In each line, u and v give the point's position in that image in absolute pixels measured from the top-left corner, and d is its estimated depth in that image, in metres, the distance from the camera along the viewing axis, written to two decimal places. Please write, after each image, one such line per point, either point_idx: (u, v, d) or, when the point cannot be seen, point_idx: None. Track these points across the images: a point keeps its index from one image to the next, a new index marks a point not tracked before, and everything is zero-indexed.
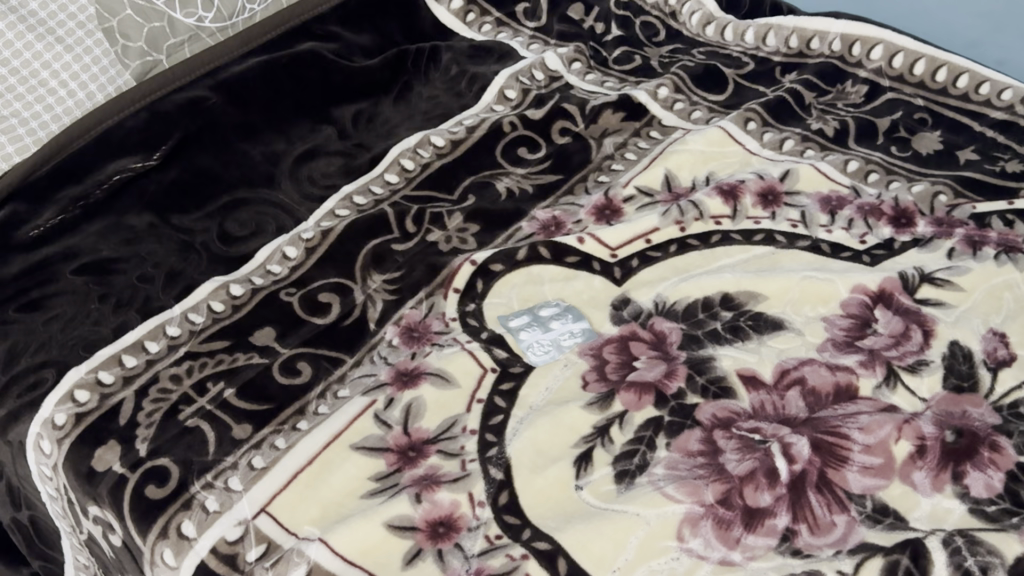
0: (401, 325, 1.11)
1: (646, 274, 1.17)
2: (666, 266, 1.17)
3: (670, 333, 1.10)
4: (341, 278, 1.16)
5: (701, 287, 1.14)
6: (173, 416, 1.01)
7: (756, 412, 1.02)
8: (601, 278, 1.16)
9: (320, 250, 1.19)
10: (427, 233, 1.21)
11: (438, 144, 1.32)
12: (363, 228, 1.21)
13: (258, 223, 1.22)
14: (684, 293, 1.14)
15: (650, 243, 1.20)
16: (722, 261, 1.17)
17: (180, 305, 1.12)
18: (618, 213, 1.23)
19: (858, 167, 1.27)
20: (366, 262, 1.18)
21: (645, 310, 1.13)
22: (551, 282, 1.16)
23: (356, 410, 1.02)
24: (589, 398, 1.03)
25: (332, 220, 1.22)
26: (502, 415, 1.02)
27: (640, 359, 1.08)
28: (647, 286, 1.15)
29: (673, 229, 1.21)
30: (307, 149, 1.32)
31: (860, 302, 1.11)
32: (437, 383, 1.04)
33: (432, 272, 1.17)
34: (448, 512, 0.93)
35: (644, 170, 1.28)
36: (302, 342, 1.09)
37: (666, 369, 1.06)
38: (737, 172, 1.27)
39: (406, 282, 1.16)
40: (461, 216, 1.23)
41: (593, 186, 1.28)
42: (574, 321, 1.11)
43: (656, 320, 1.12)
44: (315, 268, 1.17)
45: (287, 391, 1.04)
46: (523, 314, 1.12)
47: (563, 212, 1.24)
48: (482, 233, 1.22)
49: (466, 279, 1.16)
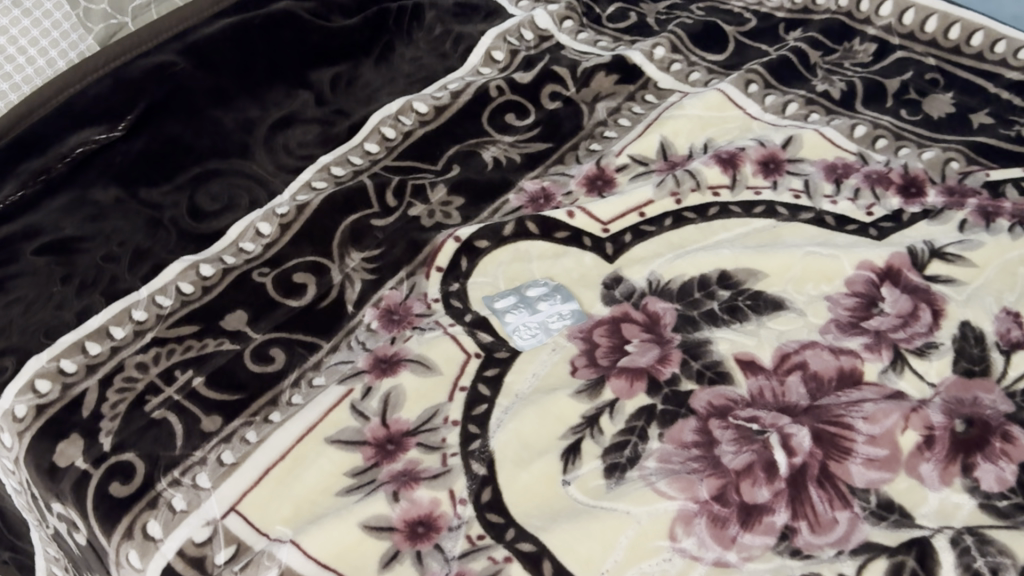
0: (380, 307, 1.05)
1: (639, 250, 1.11)
2: (660, 242, 1.11)
3: (664, 314, 1.05)
4: (318, 257, 1.10)
5: (697, 264, 1.08)
6: (138, 407, 0.96)
7: (755, 399, 0.96)
8: (592, 254, 1.10)
9: (296, 226, 1.13)
10: (408, 207, 1.15)
11: (420, 110, 1.25)
12: (341, 202, 1.14)
13: (231, 197, 1.16)
14: (679, 271, 1.08)
15: (644, 216, 1.13)
16: (720, 235, 1.11)
17: (148, 286, 1.06)
18: (610, 184, 1.17)
19: (865, 132, 1.20)
20: (344, 239, 1.11)
21: (638, 289, 1.07)
22: (540, 259, 1.10)
23: (332, 400, 0.97)
24: (578, 386, 0.98)
25: (309, 194, 1.16)
26: (485, 404, 0.97)
27: (632, 342, 1.02)
28: (640, 264, 1.09)
29: (669, 201, 1.14)
30: (284, 115, 1.24)
31: (866, 280, 1.05)
32: (418, 370, 0.99)
33: (413, 249, 1.10)
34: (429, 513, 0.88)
35: (639, 138, 1.21)
36: (275, 326, 1.03)
37: (659, 352, 1.01)
38: (737, 139, 1.20)
39: (386, 261, 1.10)
40: (445, 189, 1.17)
41: (585, 155, 1.21)
42: (563, 302, 1.06)
43: (649, 300, 1.06)
44: (290, 246, 1.11)
45: (259, 379, 0.99)
46: (510, 293, 1.06)
47: (552, 184, 1.18)
48: (467, 207, 1.15)
49: (450, 257, 1.10)
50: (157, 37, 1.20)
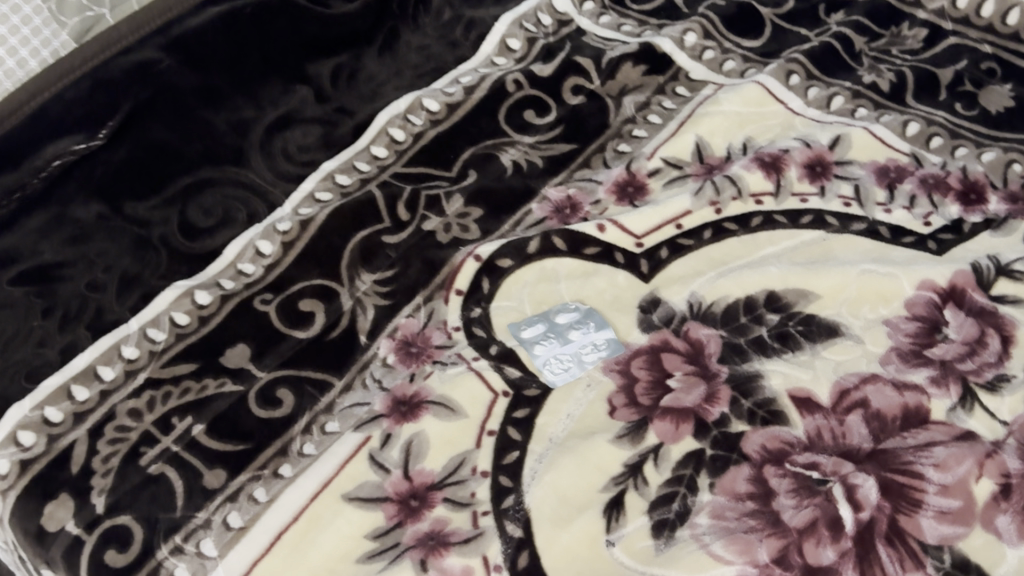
0: (397, 338, 0.96)
1: (677, 268, 1.01)
2: (700, 258, 1.02)
3: (708, 342, 0.95)
4: (326, 281, 1.00)
5: (743, 284, 0.99)
6: (133, 462, 0.87)
7: (813, 442, 0.88)
8: (626, 273, 1.01)
9: (300, 244, 1.03)
10: (423, 221, 1.05)
11: (431, 108, 1.14)
12: (348, 216, 1.04)
13: (226, 210, 1.06)
14: (722, 291, 0.99)
15: (681, 229, 1.04)
16: (766, 250, 1.02)
17: (138, 318, 0.97)
18: (643, 191, 1.07)
19: (918, 130, 1.11)
20: (354, 258, 1.02)
21: (678, 313, 0.98)
22: (569, 279, 1.00)
23: (348, 450, 0.87)
24: (619, 430, 0.89)
25: (312, 207, 1.06)
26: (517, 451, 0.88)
27: (674, 375, 0.93)
28: (679, 284, 1.00)
29: (708, 211, 1.05)
30: (282, 114, 1.11)
31: (927, 302, 0.96)
32: (441, 413, 0.90)
33: (430, 270, 1.01)
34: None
35: (672, 138, 1.11)
36: (281, 363, 0.94)
37: (705, 389, 0.92)
38: (779, 139, 1.10)
39: (400, 284, 1.00)
40: (462, 199, 1.07)
41: (613, 157, 1.10)
42: (596, 330, 0.96)
43: (691, 325, 0.97)
44: (294, 268, 1.01)
45: (267, 426, 0.89)
46: (537, 320, 0.97)
47: (578, 191, 1.08)
48: (486, 219, 1.05)
49: (470, 278, 1.00)
50: (148, 22, 1.00)
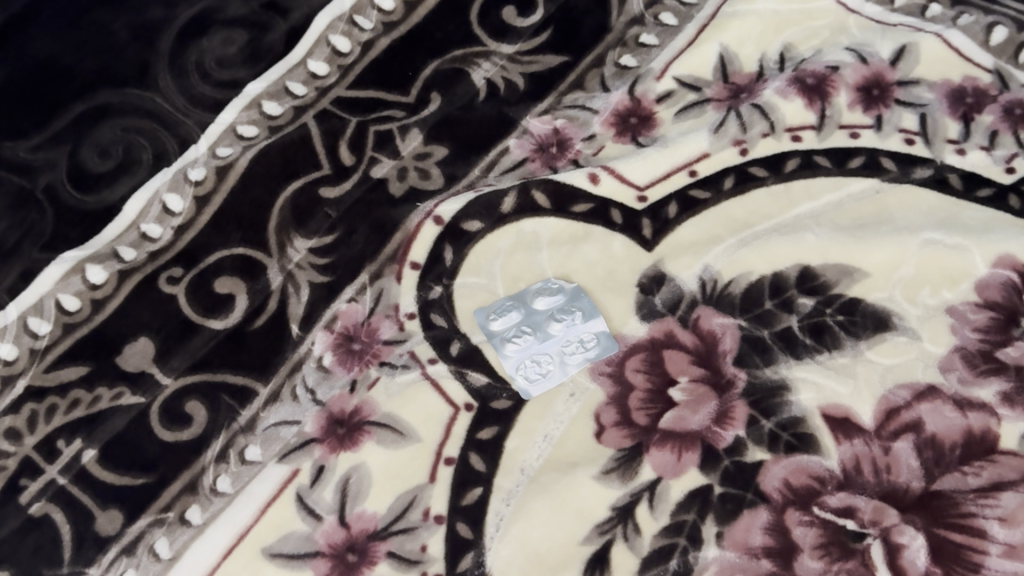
0: (336, 330, 0.77)
1: (689, 231, 0.80)
2: (717, 217, 0.81)
3: (723, 336, 0.76)
4: (249, 251, 0.80)
5: (771, 257, 0.78)
6: (12, 500, 0.71)
7: (849, 479, 0.70)
8: (623, 238, 0.80)
9: (217, 200, 0.82)
10: (371, 165, 0.83)
11: (385, 6, 0.89)
12: (277, 161, 0.83)
13: (127, 148, 0.83)
14: (744, 265, 0.78)
15: (695, 176, 0.82)
16: (802, 207, 0.81)
17: (16, 303, 0.78)
18: (649, 123, 0.85)
19: (1007, 37, 0.86)
20: (285, 217, 0.81)
21: (687, 295, 0.78)
22: (553, 246, 0.80)
23: (270, 489, 0.71)
24: (607, 461, 0.71)
25: (233, 145, 0.84)
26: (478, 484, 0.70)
27: (677, 383, 0.75)
28: (691, 253, 0.79)
29: (732, 152, 0.83)
30: (197, 14, 0.87)
31: (1004, 285, 0.76)
32: (388, 438, 0.72)
33: (380, 234, 0.81)
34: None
35: (689, 48, 0.88)
36: (193, 366, 0.76)
37: (715, 403, 0.73)
38: (828, 49, 0.87)
39: (342, 254, 0.80)
40: (421, 134, 0.85)
41: (613, 74, 0.87)
42: (584, 321, 0.77)
43: (702, 312, 0.77)
44: (210, 231, 0.81)
45: (174, 452, 0.73)
46: (509, 307, 0.77)
47: (568, 122, 0.86)
48: (452, 160, 0.84)
49: (429, 246, 0.80)
50: None
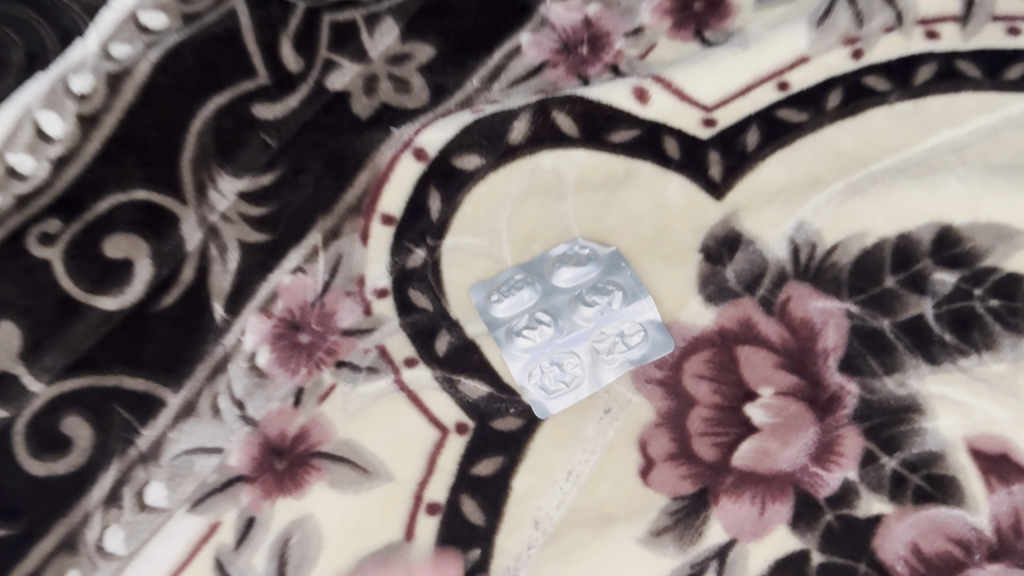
0: (276, 314, 0.55)
1: (776, 170, 0.56)
2: (817, 150, 0.57)
3: (824, 328, 0.53)
4: (154, 197, 0.54)
5: (895, 210, 0.55)
6: None
7: (1007, 545, 0.47)
8: (681, 180, 0.57)
9: (109, 123, 0.52)
10: (326, 73, 0.57)
11: None
12: (194, 70, 0.53)
13: None
14: (857, 223, 0.55)
15: (787, 91, 0.58)
16: (939, 138, 0.56)
17: None
18: (723, 9, 0.59)
19: None
20: (207, 146, 0.55)
21: (772, 265, 0.55)
22: (582, 192, 0.58)
23: (179, 552, 0.50)
24: (657, 515, 0.49)
25: (133, 43, 0.52)
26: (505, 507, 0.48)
27: (759, 398, 0.52)
28: (780, 202, 0.56)
29: (840, 55, 0.58)
30: None
31: None
32: (343, 473, 0.51)
33: (338, 174, 0.58)
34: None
35: None
36: (75, 365, 0.52)
37: (814, 431, 0.51)
38: None
39: (287, 201, 0.57)
40: (398, 26, 0.57)
41: None
42: (624, 305, 0.55)
43: (795, 293, 0.54)
44: (103, 166, 0.52)
45: (46, 492, 0.50)
46: (519, 284, 0.55)
47: (605, 8, 0.59)
48: (442, 67, 0.59)
49: (409, 190, 0.58)
50: None
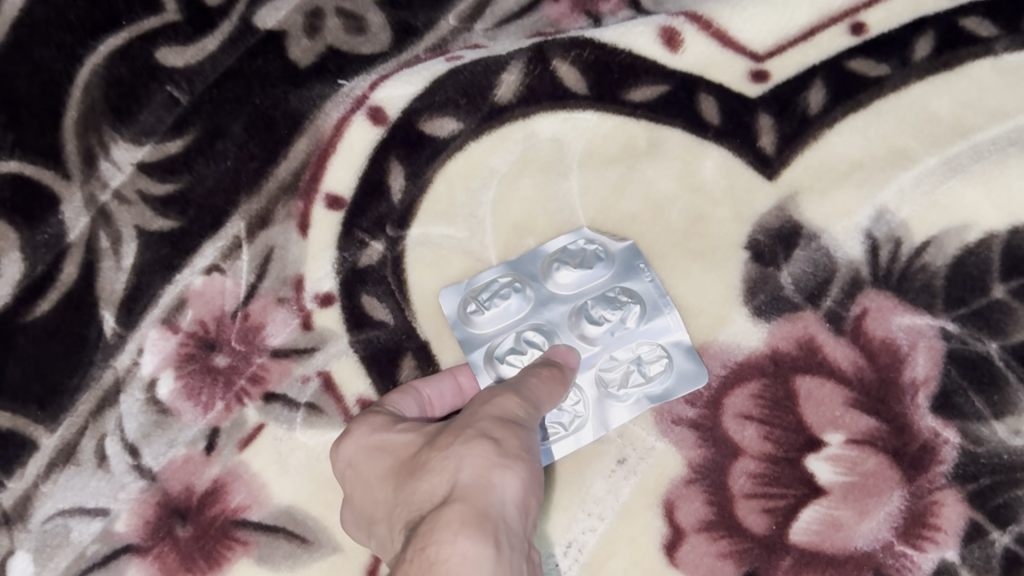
0: (184, 328, 0.42)
1: (845, 143, 0.43)
2: (900, 115, 0.43)
3: (912, 352, 0.40)
4: (26, 170, 0.40)
5: (1005, 197, 0.41)
6: None
7: None
8: (720, 153, 0.44)
9: None
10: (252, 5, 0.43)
11: None
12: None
13: None
14: (953, 214, 0.41)
15: (866, 36, 0.44)
16: None
17: None
18: None
19: None
20: (96, 103, 0.41)
21: (842, 268, 0.42)
22: (589, 167, 0.44)
23: None
24: None
25: None
26: (555, 371, 0.36)
27: (824, 447, 0.39)
28: (850, 184, 0.42)
29: None
30: None
31: None
32: (441, 394, 0.39)
33: (270, 142, 0.44)
34: (543, 391, 0.34)
35: None
36: None
37: (900, 495, 0.38)
38: None
39: (200, 178, 0.43)
40: None
41: None
42: (642, 324, 0.41)
43: (874, 307, 0.41)
44: None
45: None
46: (504, 290, 0.42)
47: None
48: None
49: (361, 163, 0.44)
50: None
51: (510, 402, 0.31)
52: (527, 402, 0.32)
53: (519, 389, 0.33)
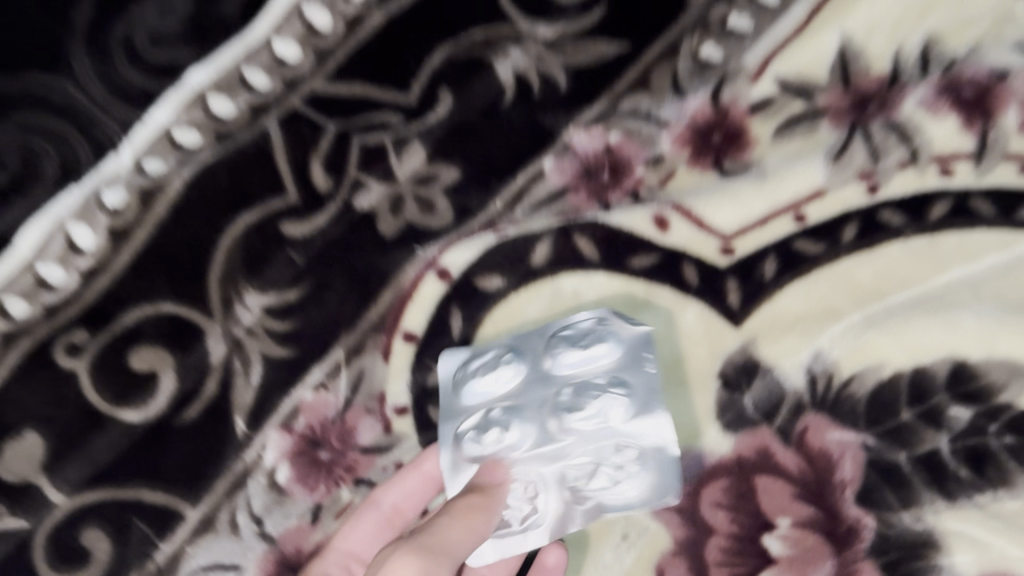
0: (297, 430, 0.57)
1: (791, 303, 0.58)
2: (831, 281, 0.58)
3: (841, 460, 0.54)
4: (181, 310, 0.56)
5: (909, 344, 0.55)
6: None
7: None
8: (698, 307, 0.59)
9: (140, 237, 0.55)
10: (355, 193, 0.59)
11: None
12: (224, 188, 0.56)
13: (24, 156, 0.52)
14: (872, 355, 0.55)
15: (806, 224, 0.59)
16: (953, 271, 0.58)
17: None
18: (739, 142, 0.61)
19: None
20: (234, 263, 0.57)
21: (789, 394, 0.56)
22: (602, 314, 0.60)
23: None
24: None
25: (166, 158, 0.54)
26: (478, 499, 0.47)
27: (775, 528, 0.53)
28: (796, 332, 0.57)
29: (856, 189, 0.59)
30: None
31: None
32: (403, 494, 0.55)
33: (362, 293, 0.59)
34: (455, 540, 0.43)
35: (798, 37, 0.59)
36: (96, 479, 0.54)
37: (831, 564, 0.52)
38: (992, 45, 0.59)
39: (309, 318, 0.58)
40: (425, 150, 0.59)
41: (691, 71, 0.60)
42: (627, 419, 0.53)
43: (813, 423, 0.55)
44: (132, 280, 0.55)
45: None
46: (490, 365, 0.55)
47: (626, 137, 0.61)
48: (465, 188, 0.60)
49: (431, 309, 0.60)
50: None
51: (411, 561, 0.40)
52: (429, 559, 0.41)
53: (428, 544, 0.42)
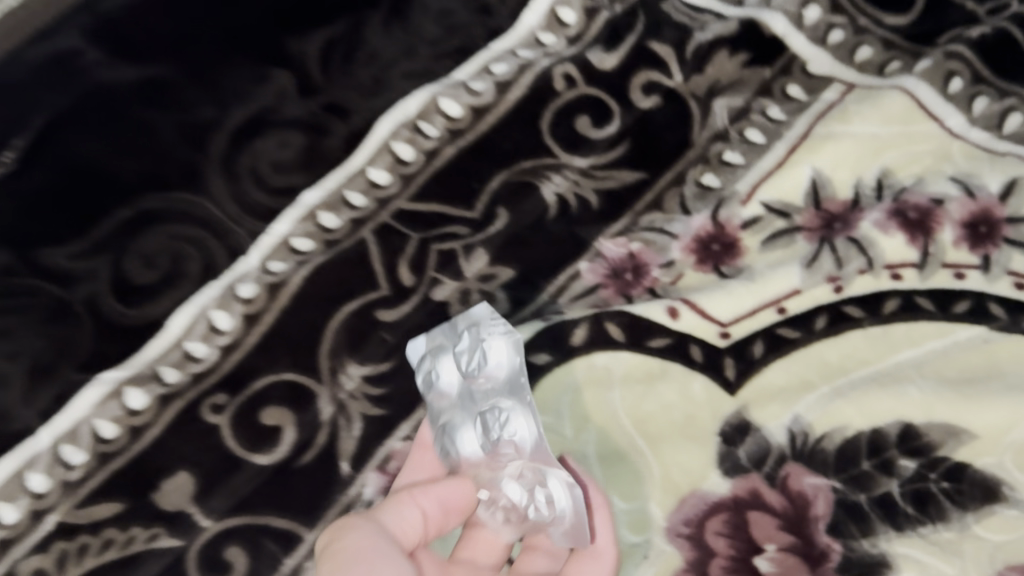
0: (390, 470, 0.73)
1: (775, 377, 0.74)
2: (807, 361, 0.74)
3: (815, 498, 0.69)
4: (300, 377, 0.74)
5: (868, 411, 0.71)
6: None
7: None
8: (704, 379, 0.74)
9: (267, 320, 0.73)
10: (433, 287, 0.77)
11: (454, 113, 0.75)
12: (333, 283, 0.75)
13: (175, 260, 0.70)
14: (839, 418, 0.71)
15: (786, 315, 0.76)
16: (903, 353, 0.74)
17: (49, 429, 0.67)
18: (731, 252, 0.79)
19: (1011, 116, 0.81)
20: (341, 342, 0.75)
21: (775, 448, 0.71)
22: (627, 384, 0.74)
23: None
24: None
25: (286, 260, 0.73)
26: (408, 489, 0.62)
27: (764, 551, 0.67)
28: (780, 401, 0.72)
29: (825, 289, 0.76)
30: (251, 115, 0.69)
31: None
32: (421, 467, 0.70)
33: None
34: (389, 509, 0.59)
35: (779, 171, 0.81)
36: (237, 506, 0.71)
37: None
38: (930, 178, 0.80)
39: (399, 385, 0.76)
40: (488, 254, 0.78)
41: (694, 196, 0.80)
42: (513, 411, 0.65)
43: (793, 470, 0.70)
44: (258, 354, 0.73)
45: None
46: (429, 380, 0.70)
47: (644, 247, 0.80)
48: (519, 285, 0.79)
49: None
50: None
51: (352, 524, 0.56)
52: (365, 517, 0.57)
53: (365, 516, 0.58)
